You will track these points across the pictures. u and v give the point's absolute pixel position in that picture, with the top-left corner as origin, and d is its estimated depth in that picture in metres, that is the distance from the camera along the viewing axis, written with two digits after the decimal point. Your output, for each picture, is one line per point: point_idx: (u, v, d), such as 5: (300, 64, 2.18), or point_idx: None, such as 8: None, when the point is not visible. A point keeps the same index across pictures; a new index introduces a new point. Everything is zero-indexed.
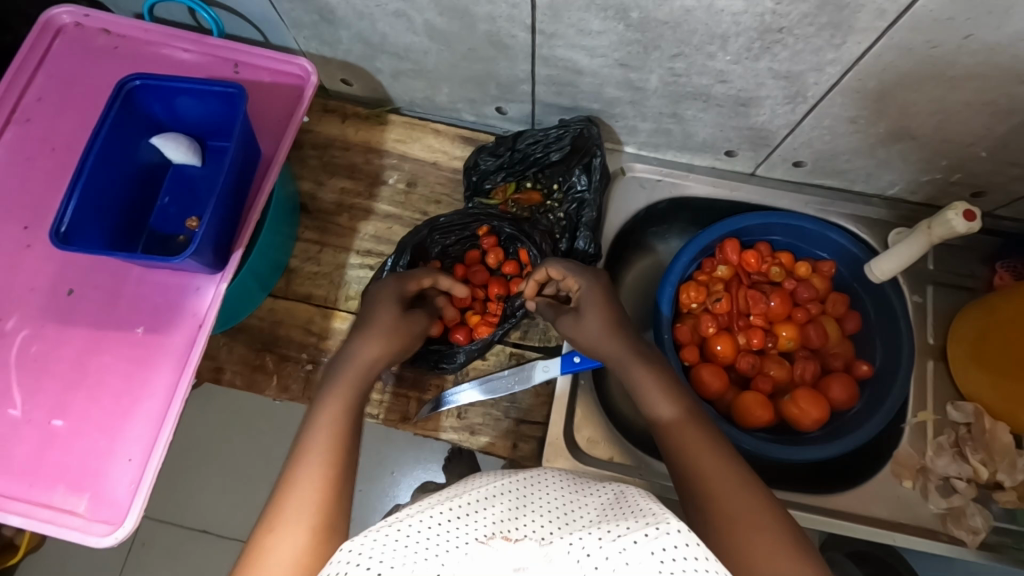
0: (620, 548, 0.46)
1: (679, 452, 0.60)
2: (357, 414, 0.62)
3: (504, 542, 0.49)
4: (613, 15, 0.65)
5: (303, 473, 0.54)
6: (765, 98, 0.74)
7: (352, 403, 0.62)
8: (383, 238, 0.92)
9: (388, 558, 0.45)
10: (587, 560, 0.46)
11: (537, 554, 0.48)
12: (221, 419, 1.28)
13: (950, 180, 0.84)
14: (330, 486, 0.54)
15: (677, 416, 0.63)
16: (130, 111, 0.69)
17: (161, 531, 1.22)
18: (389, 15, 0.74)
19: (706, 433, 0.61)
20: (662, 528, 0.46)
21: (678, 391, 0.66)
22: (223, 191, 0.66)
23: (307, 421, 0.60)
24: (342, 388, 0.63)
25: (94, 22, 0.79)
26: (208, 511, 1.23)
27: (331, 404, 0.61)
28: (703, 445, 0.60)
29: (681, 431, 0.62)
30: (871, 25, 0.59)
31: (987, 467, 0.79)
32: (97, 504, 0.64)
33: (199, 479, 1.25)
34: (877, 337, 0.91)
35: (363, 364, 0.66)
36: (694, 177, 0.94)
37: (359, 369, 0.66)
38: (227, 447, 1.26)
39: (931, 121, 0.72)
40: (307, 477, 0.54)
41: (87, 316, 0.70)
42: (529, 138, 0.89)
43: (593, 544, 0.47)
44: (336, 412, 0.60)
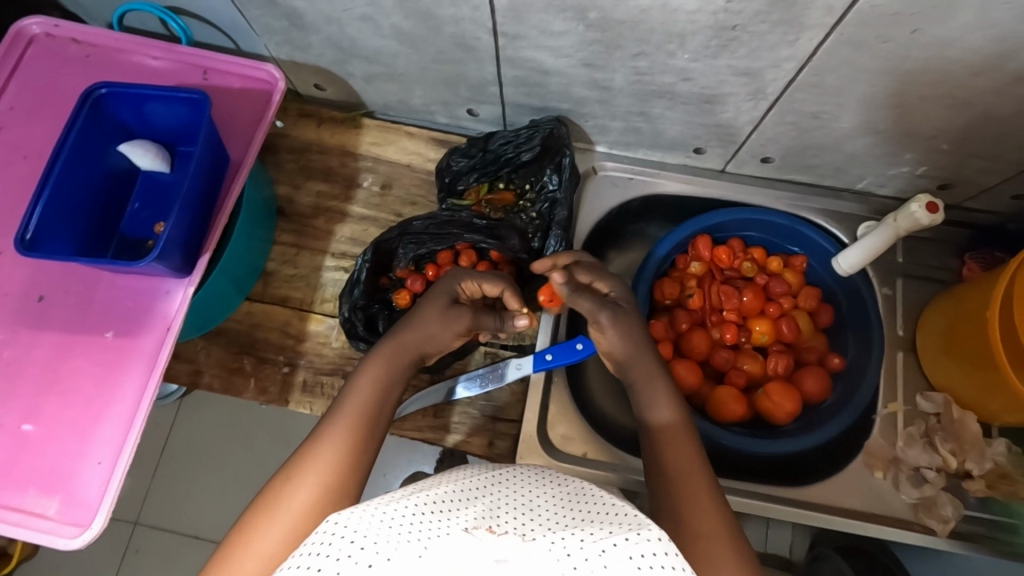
0: (599, 550, 0.46)
1: (662, 457, 0.63)
2: (377, 421, 0.65)
3: (488, 532, 0.50)
4: (572, 16, 0.66)
5: (312, 462, 0.59)
6: (728, 95, 0.75)
7: (371, 409, 0.65)
8: (359, 240, 0.93)
9: (371, 532, 0.46)
10: (565, 559, 0.45)
11: (518, 545, 0.48)
12: (216, 425, 1.28)
13: (916, 174, 0.85)
14: (334, 476, 0.59)
15: (675, 424, 0.66)
16: (99, 118, 0.70)
17: (155, 535, 1.23)
18: (356, 20, 0.75)
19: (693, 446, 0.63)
20: (641, 535, 0.47)
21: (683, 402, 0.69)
22: (189, 195, 0.67)
23: (328, 417, 0.64)
24: (368, 388, 0.66)
25: (65, 32, 0.80)
26: (201, 515, 1.24)
27: (355, 398, 0.65)
28: (689, 458, 0.62)
29: (672, 438, 0.65)
30: (822, 21, 0.60)
31: (956, 456, 0.81)
32: (68, 506, 0.65)
33: (193, 484, 1.25)
34: (848, 329, 0.93)
35: (386, 371, 0.68)
36: (666, 175, 0.95)
37: (382, 374, 0.68)
38: (221, 451, 1.27)
39: (891, 115, 0.73)
40: (314, 467, 0.59)
41: (58, 322, 0.71)
42: (507, 139, 0.90)
43: (573, 545, 0.47)
44: (360, 405, 0.65)
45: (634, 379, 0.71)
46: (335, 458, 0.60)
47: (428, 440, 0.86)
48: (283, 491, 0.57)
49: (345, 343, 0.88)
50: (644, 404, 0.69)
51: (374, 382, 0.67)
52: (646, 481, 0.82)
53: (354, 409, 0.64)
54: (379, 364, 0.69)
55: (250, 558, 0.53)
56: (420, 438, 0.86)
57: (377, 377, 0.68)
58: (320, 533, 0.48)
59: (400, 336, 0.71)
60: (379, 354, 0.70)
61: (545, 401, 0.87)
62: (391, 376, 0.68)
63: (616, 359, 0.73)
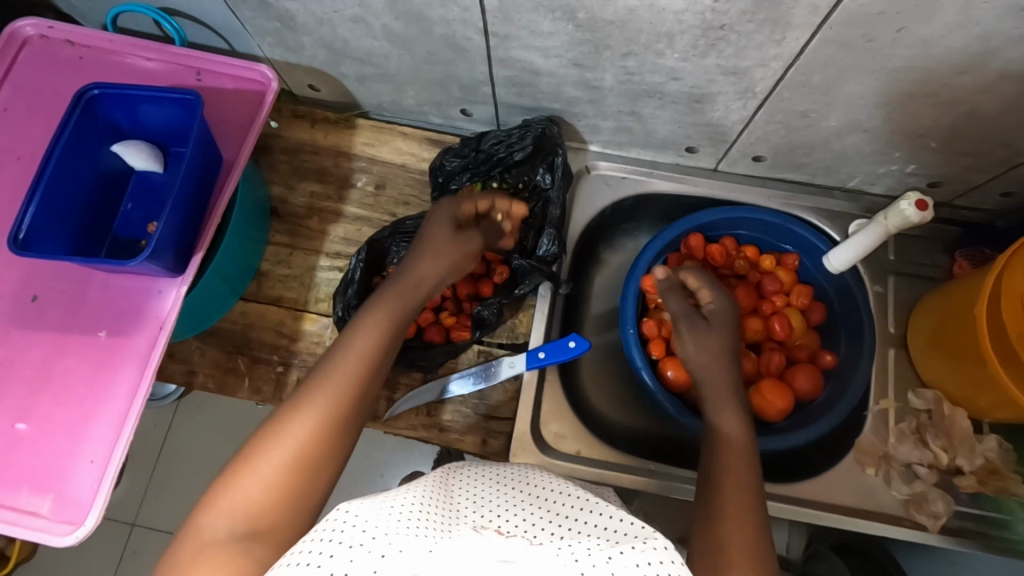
0: (607, 556, 0.47)
1: (714, 463, 0.67)
2: (383, 356, 0.65)
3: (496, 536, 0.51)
4: (561, 16, 0.67)
5: (319, 390, 0.60)
6: (717, 95, 0.76)
7: (379, 343, 0.65)
8: (353, 240, 0.93)
9: (383, 524, 0.47)
10: (575, 564, 0.46)
11: (525, 548, 0.49)
12: (214, 426, 1.29)
13: (906, 172, 0.85)
14: (348, 398, 0.60)
15: (733, 436, 0.69)
16: (90, 119, 0.70)
17: (152, 537, 1.23)
18: (347, 21, 0.76)
19: (748, 463, 0.66)
20: (648, 544, 0.48)
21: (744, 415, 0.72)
22: (180, 195, 0.68)
23: (333, 351, 0.64)
24: (376, 323, 0.67)
25: (58, 33, 0.81)
26: None
27: (369, 323, 0.66)
28: (740, 469, 0.65)
29: (729, 448, 0.68)
30: (808, 20, 0.61)
31: (947, 452, 0.81)
32: (60, 505, 0.65)
33: (190, 485, 1.25)
34: (840, 327, 0.93)
35: (394, 309, 0.69)
36: (658, 174, 0.95)
37: (390, 312, 0.68)
38: (219, 453, 1.27)
39: (879, 113, 0.74)
40: (325, 390, 0.60)
41: (52, 322, 0.71)
42: (506, 138, 0.89)
43: (582, 551, 0.48)
44: (375, 330, 0.66)
45: (706, 389, 0.76)
46: (347, 383, 0.61)
47: (422, 439, 0.86)
48: (293, 414, 0.58)
49: None
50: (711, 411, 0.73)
51: (382, 317, 0.67)
52: (639, 478, 0.83)
53: (370, 333, 0.65)
54: (394, 296, 0.70)
55: (258, 470, 0.54)
56: (413, 437, 0.86)
57: (391, 307, 0.69)
58: (331, 519, 0.48)
59: (417, 268, 0.74)
60: (396, 287, 0.72)
61: (537, 400, 0.87)
62: (405, 306, 0.70)
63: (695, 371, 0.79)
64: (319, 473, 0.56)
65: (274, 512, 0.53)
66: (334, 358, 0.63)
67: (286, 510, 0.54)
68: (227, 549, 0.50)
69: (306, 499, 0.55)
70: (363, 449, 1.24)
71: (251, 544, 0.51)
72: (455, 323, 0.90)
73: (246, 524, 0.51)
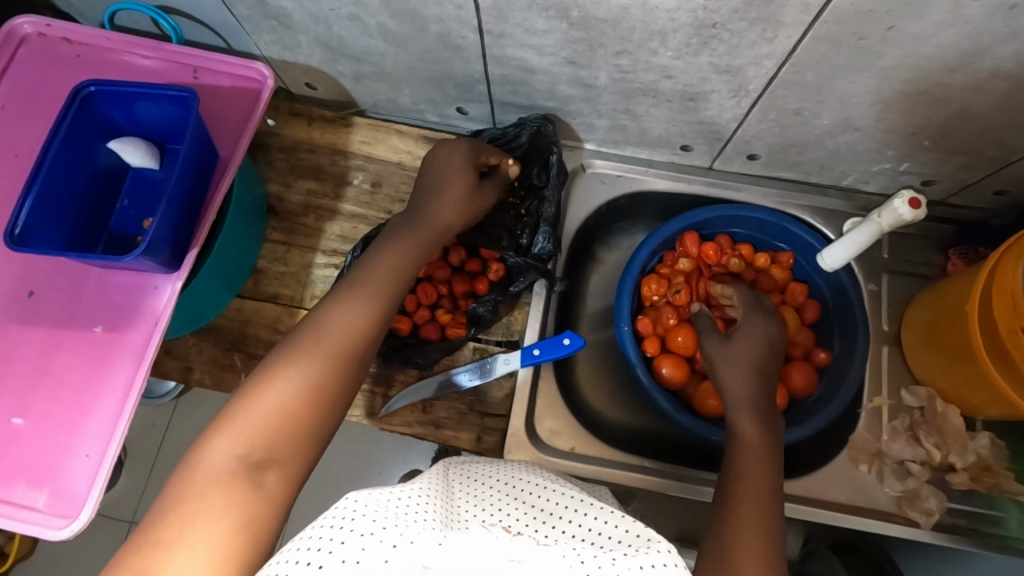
0: (611, 560, 0.48)
1: (735, 469, 0.66)
2: (392, 303, 0.65)
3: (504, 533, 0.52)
4: (555, 15, 0.67)
5: (326, 330, 0.60)
6: (710, 93, 0.76)
7: (387, 291, 0.65)
8: (349, 238, 0.94)
9: (392, 514, 0.48)
10: (579, 566, 0.48)
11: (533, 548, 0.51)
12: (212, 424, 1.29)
13: (900, 170, 0.86)
14: (359, 336, 0.62)
15: (751, 439, 0.68)
16: (87, 116, 0.71)
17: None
18: (343, 19, 0.76)
19: (769, 472, 0.65)
20: (651, 547, 0.50)
21: (763, 415, 0.71)
22: (174, 193, 0.68)
23: (342, 292, 0.64)
24: (385, 270, 0.67)
25: (56, 31, 0.81)
26: None
27: (381, 266, 0.67)
28: (761, 476, 0.65)
29: (746, 452, 0.67)
30: (799, 19, 0.61)
31: (940, 449, 0.81)
32: (55, 499, 0.65)
33: None
34: (835, 326, 0.94)
35: (405, 257, 0.69)
36: (653, 172, 0.96)
37: (398, 258, 0.68)
38: None
39: (871, 112, 0.74)
40: (337, 327, 0.61)
41: (47, 318, 0.72)
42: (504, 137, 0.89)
43: (587, 554, 0.49)
44: (387, 273, 0.67)
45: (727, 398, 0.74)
46: (359, 322, 0.62)
47: (417, 435, 0.87)
48: (304, 347, 0.59)
49: None
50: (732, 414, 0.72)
51: (391, 264, 0.68)
52: (633, 474, 0.83)
53: (382, 276, 0.66)
54: (407, 240, 0.71)
55: (268, 398, 0.56)
56: (409, 433, 0.87)
57: (403, 251, 0.70)
58: (342, 507, 0.48)
59: (435, 215, 0.74)
60: (411, 230, 0.72)
61: (533, 397, 0.88)
62: (419, 249, 0.71)
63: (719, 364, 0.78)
64: (327, 407, 0.58)
65: (283, 440, 0.55)
66: (347, 295, 0.64)
67: (294, 439, 0.56)
68: (237, 474, 0.52)
69: (314, 430, 0.57)
70: (360, 447, 1.24)
71: (260, 471, 0.53)
72: (450, 321, 0.91)
73: (255, 450, 0.53)
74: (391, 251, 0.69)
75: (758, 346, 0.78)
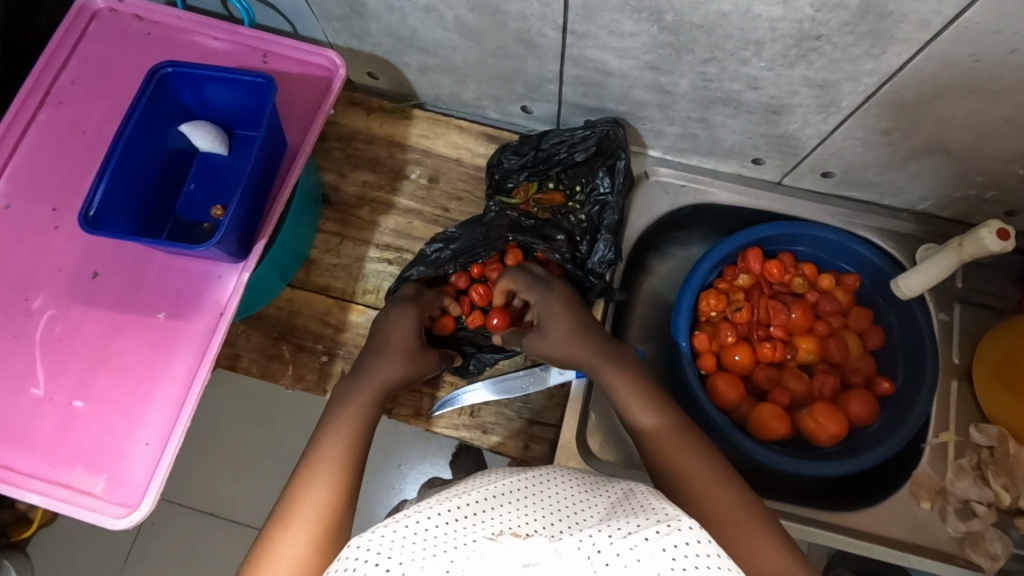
0: (631, 544, 0.47)
1: (668, 466, 0.63)
2: (360, 454, 0.66)
3: (513, 537, 0.51)
4: (646, 17, 0.65)
5: (305, 500, 0.60)
6: (797, 106, 0.73)
7: (354, 442, 0.66)
8: (403, 233, 0.92)
9: (397, 553, 0.47)
10: (596, 557, 0.47)
11: (545, 547, 0.49)
12: (231, 405, 1.23)
13: (984, 198, 0.82)
14: (326, 526, 0.59)
15: (656, 427, 0.66)
16: (161, 97, 0.70)
17: (170, 510, 1.20)
18: (419, 10, 0.74)
19: (696, 446, 0.63)
20: (673, 526, 0.48)
21: (656, 400, 0.69)
22: (249, 179, 0.67)
23: (312, 452, 0.64)
24: (347, 427, 0.67)
25: (128, 8, 0.80)
26: (218, 494, 1.21)
27: (331, 444, 0.65)
28: (696, 456, 0.62)
29: (668, 442, 0.64)
30: (914, 36, 0.58)
31: (1010, 492, 0.77)
32: (114, 485, 0.65)
33: (209, 462, 1.22)
34: (899, 354, 0.89)
35: (364, 406, 0.70)
36: (719, 184, 0.92)
37: (359, 412, 0.69)
38: (239, 431, 1.22)
39: (969, 136, 0.70)
40: (299, 523, 0.58)
41: (111, 299, 0.71)
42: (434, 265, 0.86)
43: (603, 541, 0.48)
44: (338, 450, 0.64)
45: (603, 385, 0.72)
46: (332, 493, 0.61)
47: (464, 439, 0.85)
48: (280, 540, 0.57)
49: None
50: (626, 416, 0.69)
51: (352, 420, 0.68)
52: None
53: (347, 432, 0.67)
54: (354, 413, 0.69)
55: None
56: (455, 436, 0.86)
57: (352, 426, 0.67)
58: (345, 558, 0.48)
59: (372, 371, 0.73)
60: (361, 390, 0.71)
61: (583, 409, 0.84)
62: (368, 418, 0.69)
63: (569, 355, 0.75)
64: None
65: None
66: (303, 485, 0.61)
67: None
68: None
69: None
70: (383, 439, 1.17)
71: None
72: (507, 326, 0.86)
73: None
74: (352, 405, 0.69)
75: (590, 325, 0.76)
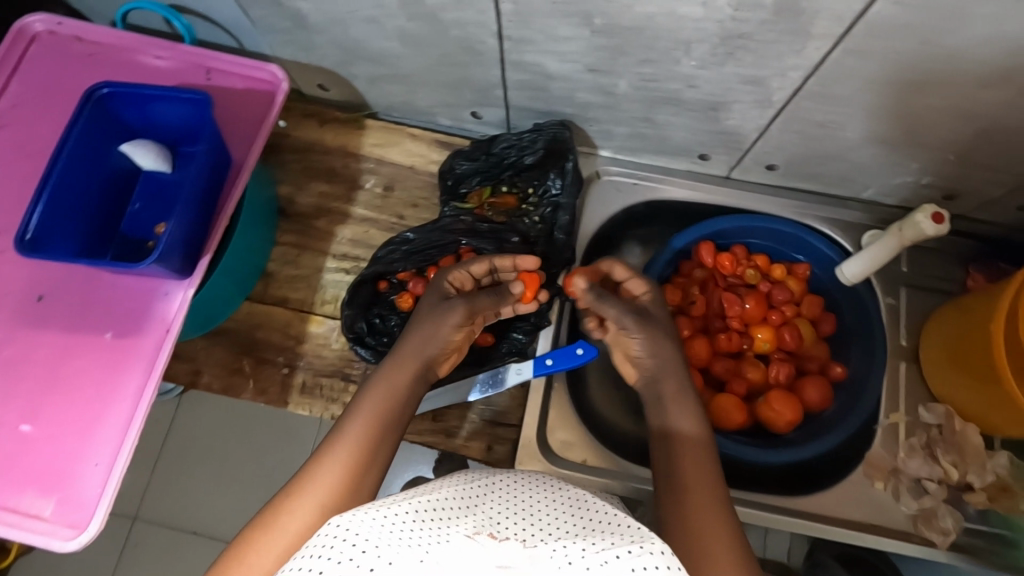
0: (602, 560, 0.47)
1: (675, 466, 0.64)
2: (380, 438, 0.64)
3: (489, 538, 0.52)
4: (578, 22, 0.66)
5: (318, 474, 0.59)
6: (733, 103, 0.75)
7: (378, 428, 0.64)
8: (360, 242, 0.92)
9: (373, 536, 0.47)
10: (568, 566, 0.47)
11: (520, 553, 0.50)
12: (214, 423, 1.23)
13: (922, 183, 0.84)
14: (334, 501, 0.58)
15: (693, 436, 0.66)
16: (101, 117, 0.70)
17: (153, 531, 1.19)
18: (361, 22, 0.75)
19: (707, 464, 0.64)
20: (644, 548, 0.49)
21: (701, 414, 0.69)
22: (187, 196, 0.67)
23: (337, 427, 0.64)
24: (370, 410, 0.65)
25: (68, 29, 0.80)
26: (204, 512, 1.20)
27: (354, 425, 0.64)
28: (705, 472, 0.63)
29: (692, 451, 0.65)
30: (829, 31, 0.60)
31: (957, 468, 0.80)
32: (64, 507, 0.65)
33: (193, 481, 1.21)
34: (852, 340, 0.92)
35: (393, 389, 0.67)
36: (670, 181, 0.94)
37: (390, 393, 0.67)
38: (222, 448, 1.22)
39: (898, 125, 0.72)
40: (310, 495, 0.58)
41: (58, 321, 0.71)
42: (388, 265, 0.87)
43: (576, 554, 0.49)
44: (359, 430, 0.63)
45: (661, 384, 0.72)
46: (344, 473, 0.60)
47: (428, 443, 0.86)
48: (287, 508, 0.57)
49: (346, 345, 0.88)
50: (662, 412, 0.70)
51: (376, 402, 0.66)
52: (643, 488, 0.81)
53: (368, 417, 0.64)
54: (381, 391, 0.67)
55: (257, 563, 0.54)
56: (418, 441, 0.86)
57: (379, 404, 0.66)
58: (322, 535, 0.48)
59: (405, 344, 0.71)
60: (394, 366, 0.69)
61: (544, 406, 0.86)
62: (397, 391, 0.67)
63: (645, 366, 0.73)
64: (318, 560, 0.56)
65: None
66: (324, 456, 0.61)
67: None
68: None
69: None
70: None
71: None
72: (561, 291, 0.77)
73: None
74: (381, 384, 0.67)
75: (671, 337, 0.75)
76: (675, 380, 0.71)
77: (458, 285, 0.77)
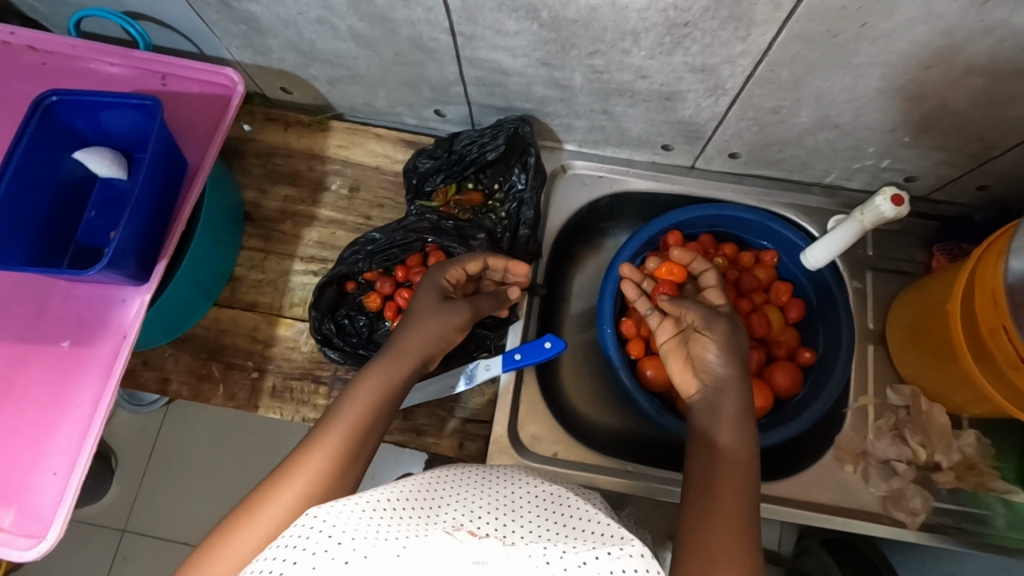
0: (580, 561, 0.47)
1: (710, 479, 0.61)
2: (377, 421, 0.63)
3: (469, 534, 0.52)
4: (524, 16, 0.66)
5: (310, 455, 0.59)
6: (687, 92, 0.75)
7: (376, 411, 0.63)
8: (327, 244, 0.92)
9: (350, 528, 0.47)
10: (546, 565, 0.47)
11: (498, 550, 0.50)
12: (202, 434, 1.23)
13: (881, 167, 0.84)
14: (322, 486, 0.57)
15: (733, 452, 0.63)
16: (50, 127, 0.71)
17: (140, 544, 1.18)
18: (312, 23, 0.75)
19: (745, 490, 0.60)
20: (624, 550, 0.47)
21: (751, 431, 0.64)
22: (138, 201, 0.69)
23: (334, 408, 0.63)
24: (367, 393, 0.64)
25: (20, 39, 0.80)
26: (191, 522, 1.18)
27: (350, 407, 0.62)
28: (733, 487, 0.60)
29: (728, 467, 0.61)
30: (771, 16, 0.60)
31: (925, 448, 0.81)
32: (21, 517, 0.65)
33: (180, 491, 1.20)
34: (819, 324, 0.93)
35: (394, 378, 0.66)
36: (634, 173, 0.94)
37: (391, 379, 0.66)
38: (210, 457, 1.22)
39: (849, 109, 0.73)
40: (301, 475, 0.57)
41: (12, 332, 0.72)
42: (351, 266, 0.86)
43: (554, 554, 0.48)
44: (355, 412, 0.62)
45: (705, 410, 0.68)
46: (334, 455, 0.59)
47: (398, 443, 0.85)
48: (276, 489, 0.56)
49: (314, 347, 0.87)
50: (709, 422, 0.66)
51: (370, 390, 0.64)
52: (616, 480, 0.81)
53: (365, 401, 0.63)
54: (383, 375, 0.65)
55: (246, 542, 0.53)
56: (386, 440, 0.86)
57: (378, 388, 0.64)
58: (299, 525, 0.48)
59: (405, 338, 0.69)
60: (398, 354, 0.68)
61: (514, 401, 0.85)
62: (394, 383, 0.66)
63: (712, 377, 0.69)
64: None
65: None
66: (317, 436, 0.60)
67: None
68: None
69: None
70: None
71: None
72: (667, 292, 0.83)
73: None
74: (378, 371, 0.66)
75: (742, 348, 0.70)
76: (737, 399, 0.66)
77: (453, 282, 0.75)
